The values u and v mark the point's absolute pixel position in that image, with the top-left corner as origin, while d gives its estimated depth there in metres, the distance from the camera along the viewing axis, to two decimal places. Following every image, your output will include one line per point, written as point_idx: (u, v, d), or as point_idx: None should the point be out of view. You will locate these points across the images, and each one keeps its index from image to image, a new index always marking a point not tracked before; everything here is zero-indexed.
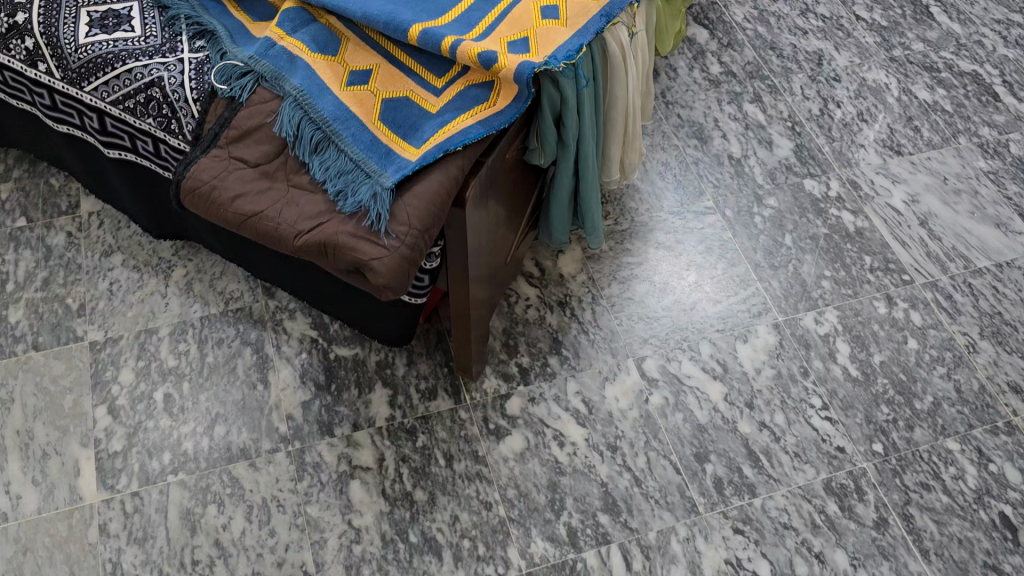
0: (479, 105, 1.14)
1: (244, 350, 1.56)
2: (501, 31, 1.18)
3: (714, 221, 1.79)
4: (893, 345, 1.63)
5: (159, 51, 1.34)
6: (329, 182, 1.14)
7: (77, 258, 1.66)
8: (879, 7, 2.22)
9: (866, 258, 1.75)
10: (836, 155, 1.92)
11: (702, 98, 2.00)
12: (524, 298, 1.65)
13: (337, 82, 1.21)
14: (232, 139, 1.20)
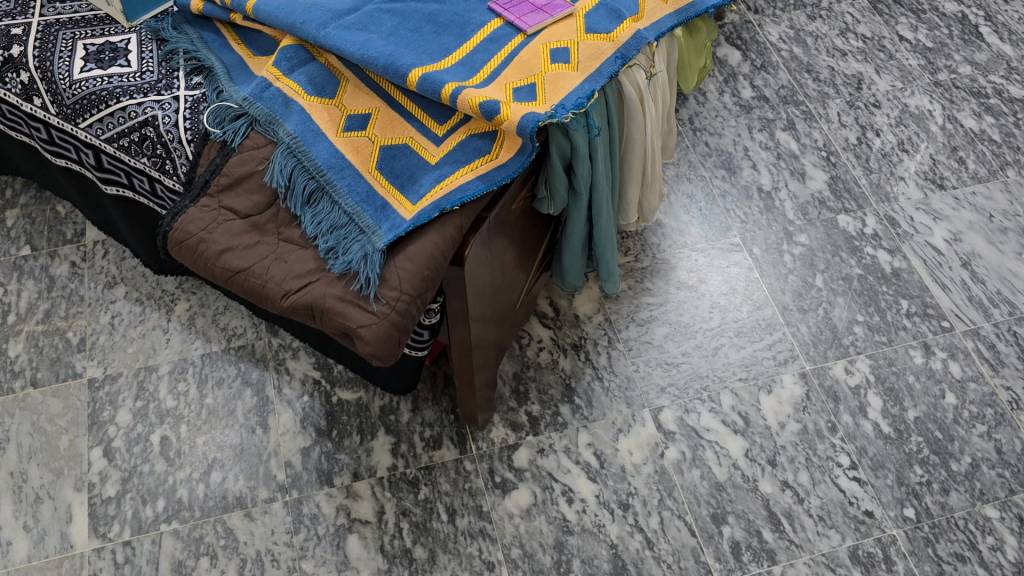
0: (481, 158, 1.07)
1: (245, 391, 1.51)
2: (506, 76, 1.11)
3: (740, 259, 1.70)
4: (930, 400, 1.53)
5: (154, 87, 1.29)
6: (320, 237, 1.08)
7: (80, 290, 1.62)
8: (924, 27, 2.11)
9: (903, 302, 1.65)
10: (874, 189, 1.82)
11: (732, 125, 1.91)
12: (536, 340, 1.58)
13: (333, 127, 1.15)
14: (222, 188, 1.14)
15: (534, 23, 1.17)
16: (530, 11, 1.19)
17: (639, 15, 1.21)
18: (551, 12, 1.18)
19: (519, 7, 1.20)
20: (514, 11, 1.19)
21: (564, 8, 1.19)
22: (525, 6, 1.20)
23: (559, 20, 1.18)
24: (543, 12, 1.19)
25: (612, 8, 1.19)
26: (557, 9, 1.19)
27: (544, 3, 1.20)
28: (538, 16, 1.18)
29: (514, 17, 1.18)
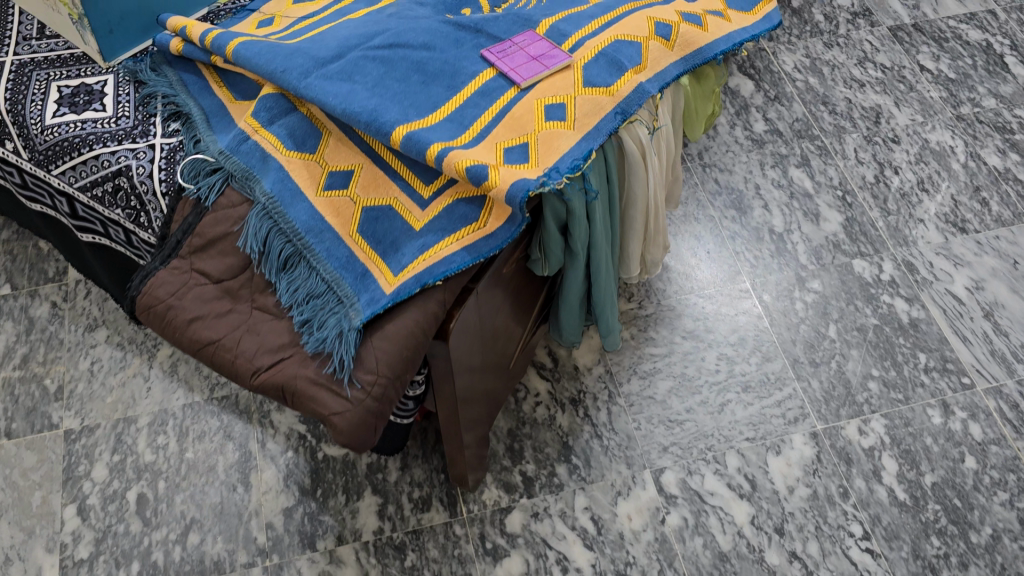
0: (467, 225, 0.99)
1: (227, 445, 1.44)
2: (496, 135, 1.04)
3: (749, 307, 1.62)
4: (948, 463, 1.44)
5: (129, 134, 1.22)
6: (296, 307, 1.01)
7: (60, 333, 1.56)
8: (946, 57, 2.02)
9: (920, 356, 1.56)
10: (891, 231, 1.73)
11: (743, 161, 1.83)
12: (533, 393, 1.51)
13: (312, 186, 1.08)
14: (195, 248, 1.07)
15: (529, 74, 1.09)
16: (526, 59, 1.11)
17: (642, 65, 1.12)
18: (548, 61, 1.10)
19: (515, 55, 1.12)
20: (508, 60, 1.11)
21: (563, 57, 1.10)
22: (521, 54, 1.12)
23: (556, 70, 1.09)
24: (540, 61, 1.10)
25: (613, 58, 1.11)
26: (555, 58, 1.10)
27: (541, 51, 1.12)
28: (534, 66, 1.10)
29: (508, 67, 1.10)
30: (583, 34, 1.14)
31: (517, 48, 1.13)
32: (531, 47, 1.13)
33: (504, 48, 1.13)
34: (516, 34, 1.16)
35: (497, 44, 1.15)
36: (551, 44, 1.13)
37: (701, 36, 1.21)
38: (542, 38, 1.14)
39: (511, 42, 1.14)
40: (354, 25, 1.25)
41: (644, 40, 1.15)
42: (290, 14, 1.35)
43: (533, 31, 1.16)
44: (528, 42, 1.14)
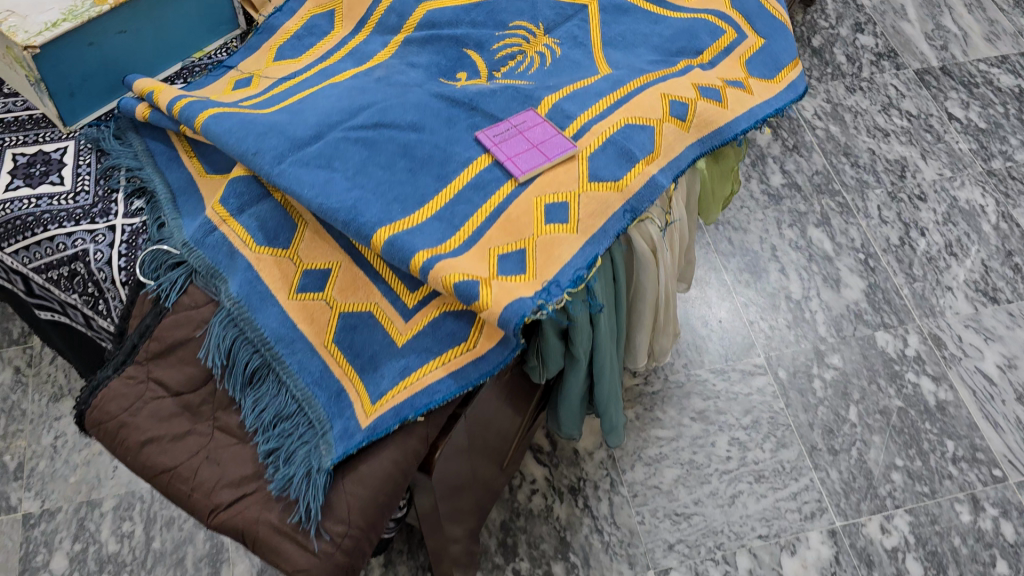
0: (455, 347, 0.89)
1: (197, 534, 1.33)
2: (490, 239, 0.92)
3: (763, 385, 1.51)
4: (977, 568, 1.33)
5: (88, 213, 1.10)
6: (261, 432, 0.90)
7: (22, 402, 1.46)
8: (977, 104, 1.90)
9: (948, 443, 1.45)
10: (917, 300, 1.61)
11: (759, 218, 1.71)
12: (529, 480, 1.40)
13: (284, 288, 0.96)
14: (153, 354, 0.95)
15: (529, 166, 0.97)
16: (525, 147, 0.99)
17: (655, 154, 1.01)
18: (551, 151, 0.98)
19: (513, 141, 1.00)
20: (506, 147, 0.99)
21: (567, 146, 0.98)
22: (521, 139, 1.00)
23: (559, 161, 0.97)
24: (541, 150, 0.98)
25: (623, 147, 0.99)
26: (558, 148, 0.98)
27: (542, 137, 1.00)
28: (534, 156, 0.98)
29: (505, 156, 0.98)
30: (589, 116, 1.02)
31: (516, 132, 1.01)
32: (531, 131, 1.01)
33: (502, 131, 1.01)
34: (516, 113, 1.04)
35: (494, 125, 1.03)
36: (554, 130, 1.01)
37: (720, 114, 1.09)
38: (544, 121, 1.02)
39: (510, 124, 1.02)
40: (336, 93, 1.14)
41: (657, 123, 1.03)
42: (269, 73, 1.24)
43: (535, 112, 1.04)
44: (528, 125, 1.02)
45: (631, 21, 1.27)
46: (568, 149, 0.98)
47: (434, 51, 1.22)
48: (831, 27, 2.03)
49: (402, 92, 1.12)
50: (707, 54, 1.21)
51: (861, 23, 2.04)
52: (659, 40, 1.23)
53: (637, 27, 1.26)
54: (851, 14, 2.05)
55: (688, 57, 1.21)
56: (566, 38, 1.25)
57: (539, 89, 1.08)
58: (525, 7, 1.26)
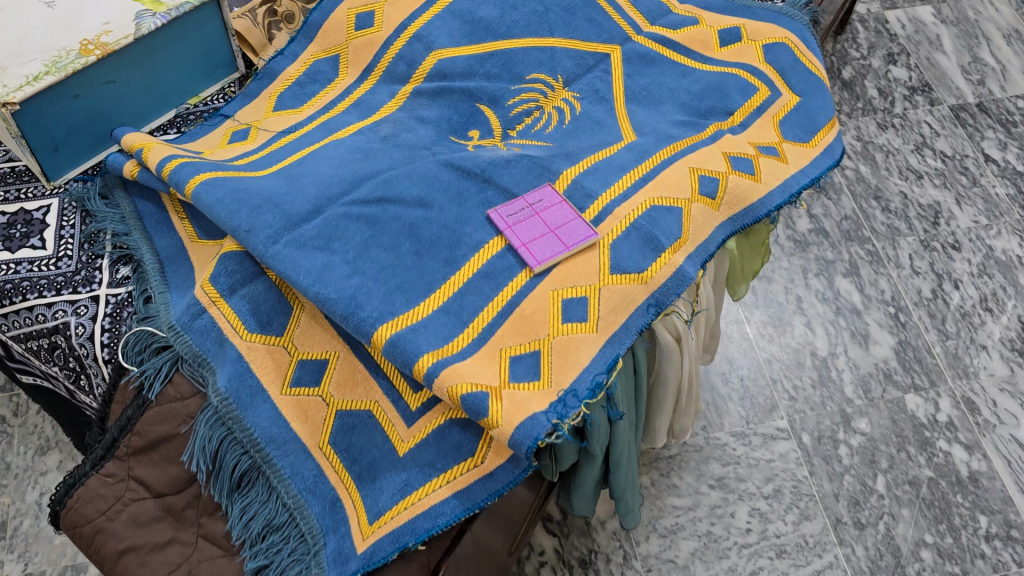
0: (461, 462, 0.83)
1: None
2: (501, 340, 0.85)
3: (786, 451, 1.43)
4: None
5: (70, 281, 1.03)
6: (248, 546, 0.83)
7: (7, 455, 1.39)
8: (1015, 145, 1.81)
9: (981, 519, 1.37)
10: (950, 359, 1.53)
11: (784, 266, 1.63)
12: (538, 552, 1.33)
13: (277, 382, 0.89)
14: (134, 450, 0.88)
15: (545, 256, 0.89)
16: (542, 233, 0.91)
17: (682, 239, 0.92)
18: (570, 238, 0.90)
19: (529, 223, 0.92)
20: (521, 231, 0.91)
21: (588, 232, 0.90)
22: (537, 222, 0.92)
23: (578, 251, 0.89)
24: (559, 237, 0.91)
25: (648, 234, 0.91)
26: (578, 234, 0.90)
27: (561, 221, 0.92)
28: (551, 243, 0.90)
29: (520, 242, 0.90)
30: (611, 196, 0.94)
31: (532, 213, 0.93)
32: (548, 213, 0.93)
33: (517, 210, 0.93)
34: (532, 189, 0.96)
35: (508, 202, 0.95)
36: (573, 212, 0.93)
37: (752, 190, 1.01)
38: (563, 200, 0.94)
39: (526, 202, 0.94)
40: (339, 155, 1.06)
41: (685, 204, 0.95)
42: (268, 124, 1.16)
43: (552, 188, 0.96)
44: (546, 205, 0.94)
45: (656, 74, 1.19)
46: (589, 237, 0.90)
47: (446, 105, 1.14)
48: (863, 58, 1.94)
49: (409, 157, 1.04)
50: (738, 115, 1.12)
51: (894, 54, 1.94)
52: (686, 96, 1.15)
53: (663, 81, 1.18)
54: (883, 44, 1.96)
55: (718, 117, 1.12)
56: (587, 92, 1.16)
57: (557, 158, 1.00)
58: (543, 57, 1.18)
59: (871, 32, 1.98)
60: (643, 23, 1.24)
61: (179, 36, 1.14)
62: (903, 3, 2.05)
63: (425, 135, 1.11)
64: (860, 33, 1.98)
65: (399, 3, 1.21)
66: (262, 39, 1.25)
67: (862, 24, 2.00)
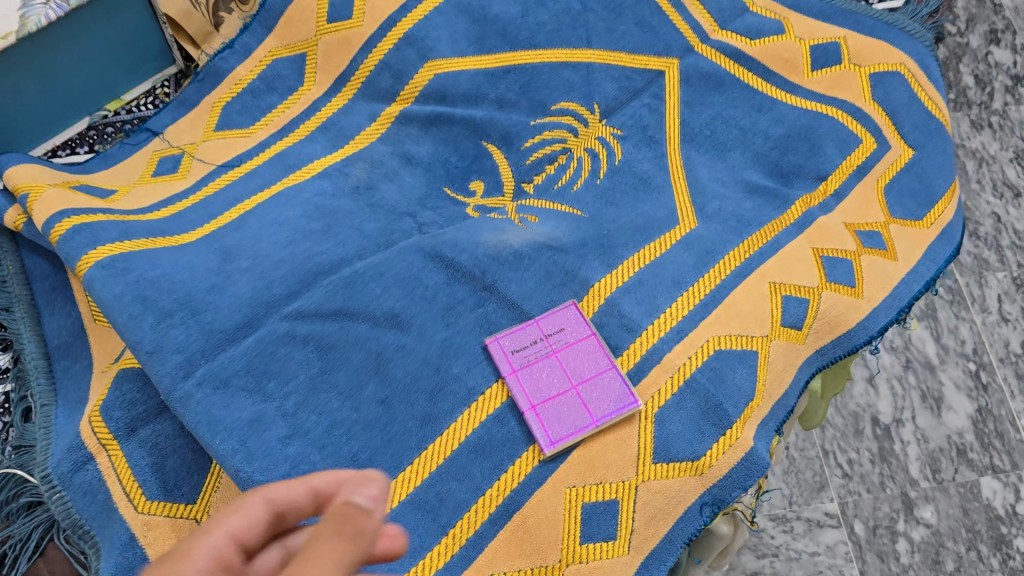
0: None
1: None
2: (490, 565, 0.60)
3: (833, 541, 1.18)
4: None
5: None
6: None
7: None
8: None
9: None
10: None
11: None
12: None
13: None
14: None
15: (563, 430, 0.63)
16: (561, 390, 0.65)
17: (755, 403, 0.66)
18: (598, 404, 0.63)
19: (543, 373, 0.66)
20: (531, 384, 0.65)
21: (625, 395, 0.64)
22: (554, 370, 0.66)
23: (610, 425, 0.63)
24: (584, 399, 0.64)
25: (709, 399, 0.65)
26: (610, 398, 0.64)
27: (588, 374, 0.65)
28: (572, 410, 0.64)
29: (529, 405, 0.64)
30: (659, 332, 0.68)
31: (549, 355, 0.66)
32: (572, 357, 0.66)
33: (528, 347, 0.67)
34: (551, 310, 0.69)
35: (517, 329, 0.68)
36: (607, 358, 0.66)
37: (851, 311, 0.73)
38: (593, 335, 0.67)
39: (542, 334, 0.67)
40: (290, 217, 0.78)
41: (762, 343, 0.68)
42: (205, 152, 0.88)
43: (580, 311, 0.68)
44: (569, 342, 0.67)
45: (724, 104, 0.89)
46: (627, 405, 0.63)
47: (441, 139, 0.86)
48: (960, 35, 1.60)
49: (385, 229, 0.77)
50: (832, 181, 0.84)
51: (997, 32, 1.61)
52: (762, 144, 0.86)
53: (733, 116, 0.88)
54: (986, 17, 1.62)
55: (805, 182, 0.84)
56: (632, 128, 0.87)
57: (587, 254, 0.73)
58: (576, 78, 0.89)
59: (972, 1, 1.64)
60: (711, 27, 0.94)
61: (88, 29, 0.84)
62: None
63: (412, 186, 0.82)
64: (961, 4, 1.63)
65: None
66: (206, 26, 0.94)
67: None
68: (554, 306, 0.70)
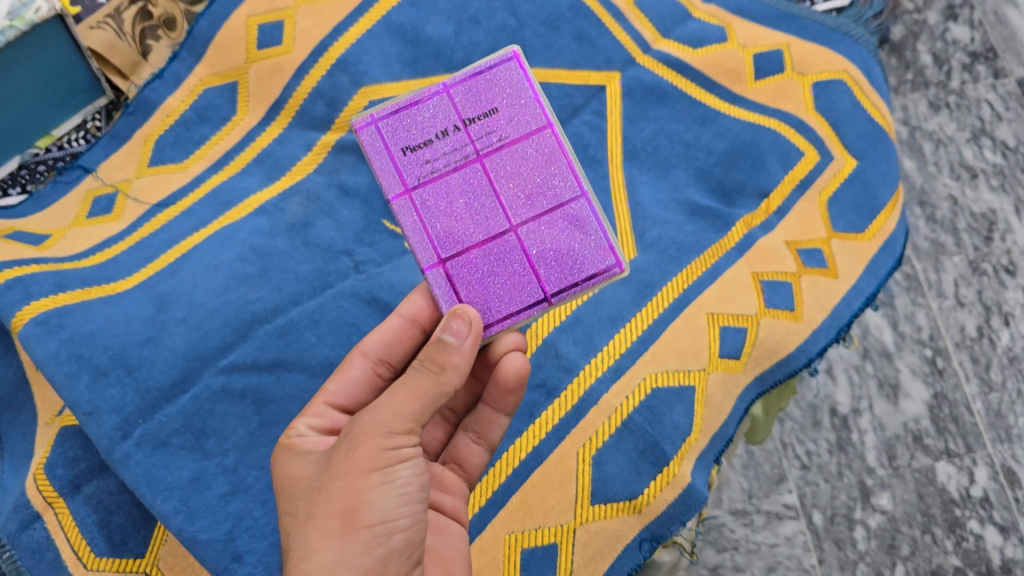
0: None
1: None
2: None
3: (794, 531, 1.09)
4: None
5: None
6: None
7: None
8: None
9: None
10: (991, 417, 1.14)
11: None
12: None
13: None
14: None
15: (505, 300, 0.56)
16: (491, 227, 0.55)
17: (692, 437, 0.67)
18: (562, 263, 0.56)
19: (458, 189, 0.55)
20: (437, 210, 0.55)
21: (604, 252, 0.56)
22: (483, 178, 0.55)
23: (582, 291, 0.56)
24: (530, 249, 0.56)
25: (647, 439, 0.65)
26: (579, 256, 0.56)
27: (533, 204, 0.56)
28: (514, 266, 0.55)
29: (435, 257, 0.55)
30: (596, 372, 0.68)
31: (464, 160, 0.55)
32: (504, 165, 0.55)
33: (444, 141, 0.55)
34: (466, 78, 0.55)
35: (407, 109, 0.55)
36: (562, 176, 0.56)
37: (790, 335, 0.74)
38: (544, 128, 0.55)
39: (463, 121, 0.55)
40: (224, 261, 0.76)
41: (700, 378, 0.69)
42: (139, 190, 0.87)
43: (517, 76, 0.55)
44: (496, 136, 0.55)
45: (666, 117, 0.88)
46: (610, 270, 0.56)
47: None
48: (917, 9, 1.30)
49: (321, 271, 0.77)
50: (774, 198, 0.84)
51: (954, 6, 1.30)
52: (706, 160, 0.86)
53: (676, 131, 0.87)
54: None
55: (748, 201, 0.84)
56: (574, 148, 0.85)
57: None
58: None
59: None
60: (653, 36, 0.90)
61: (5, 65, 0.81)
62: None
63: (349, 220, 0.82)
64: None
65: (317, 11, 0.89)
66: (133, 55, 0.93)
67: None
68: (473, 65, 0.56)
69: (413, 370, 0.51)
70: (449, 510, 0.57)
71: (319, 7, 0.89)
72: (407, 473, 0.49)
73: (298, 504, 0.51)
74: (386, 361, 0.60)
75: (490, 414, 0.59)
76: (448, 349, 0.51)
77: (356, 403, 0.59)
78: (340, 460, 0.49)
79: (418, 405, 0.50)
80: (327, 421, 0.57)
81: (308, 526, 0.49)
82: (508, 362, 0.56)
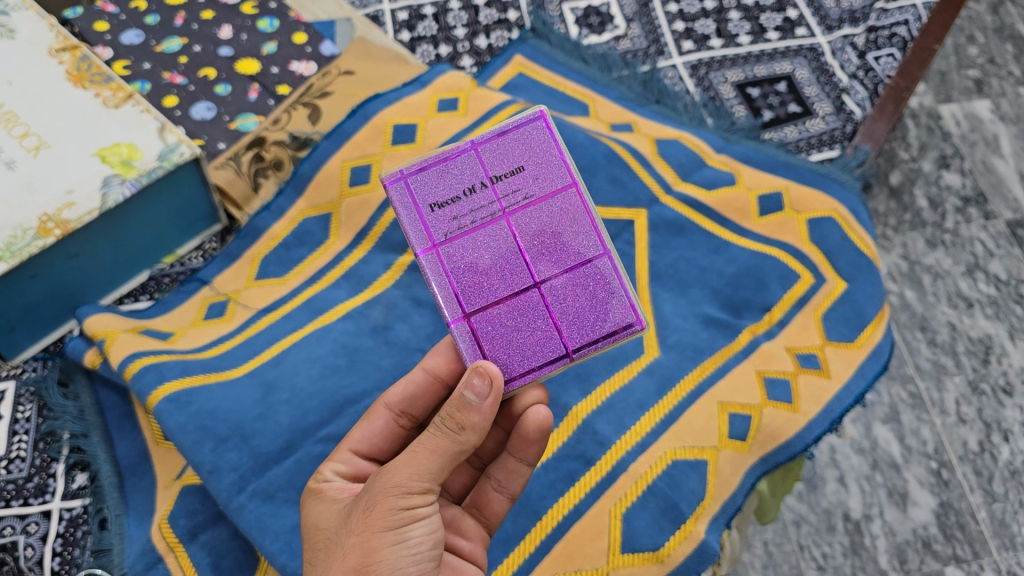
0: None
1: None
2: None
3: None
4: None
5: (20, 491, 0.93)
6: None
7: None
8: None
9: None
10: (995, 526, 1.14)
11: None
12: None
13: None
14: None
15: (529, 350, 0.65)
16: (517, 283, 0.65)
17: (705, 501, 0.85)
18: (583, 318, 0.66)
19: (486, 244, 0.65)
20: (464, 265, 0.65)
21: (623, 309, 0.66)
22: (508, 234, 0.65)
23: (603, 343, 0.67)
24: (551, 302, 0.66)
25: (667, 500, 0.84)
26: (600, 310, 0.66)
27: (555, 260, 0.66)
28: (539, 319, 0.66)
29: (462, 310, 0.65)
30: (625, 446, 0.87)
31: (491, 217, 0.65)
32: (527, 219, 0.65)
33: (475, 198, 0.65)
34: (493, 140, 0.65)
35: (436, 170, 0.65)
36: (583, 236, 0.66)
37: (789, 423, 0.89)
38: (571, 187, 0.66)
39: (491, 180, 0.65)
40: (320, 355, 0.94)
41: (711, 454, 0.87)
42: (247, 298, 1.03)
43: (542, 137, 0.66)
44: (521, 195, 0.65)
45: (685, 246, 1.04)
46: (628, 325, 0.66)
47: None
48: (912, 159, 1.42)
49: (400, 364, 0.95)
50: (776, 310, 0.99)
51: (947, 157, 1.43)
52: (718, 281, 1.01)
53: (693, 257, 1.03)
54: (936, 142, 1.44)
55: (753, 314, 0.99)
56: None
57: (567, 381, 0.91)
58: None
59: (979, 64, 1.54)
60: (673, 178, 1.09)
61: (149, 199, 1.00)
62: (1010, 63, 1.54)
63: (421, 325, 0.99)
64: (954, 87, 1.50)
65: (398, 157, 1.10)
66: (247, 190, 1.13)
67: (912, 119, 1.46)
68: (501, 128, 0.66)
69: (432, 429, 0.60)
70: (464, 552, 0.70)
71: (399, 154, 1.10)
72: (418, 533, 0.59)
73: (326, 540, 0.62)
74: (405, 413, 0.71)
75: (511, 466, 0.70)
76: (463, 404, 0.59)
77: (378, 448, 0.71)
78: (364, 512, 0.59)
79: (438, 462, 0.59)
80: (351, 467, 0.69)
81: (330, 559, 0.60)
82: (532, 416, 0.66)
